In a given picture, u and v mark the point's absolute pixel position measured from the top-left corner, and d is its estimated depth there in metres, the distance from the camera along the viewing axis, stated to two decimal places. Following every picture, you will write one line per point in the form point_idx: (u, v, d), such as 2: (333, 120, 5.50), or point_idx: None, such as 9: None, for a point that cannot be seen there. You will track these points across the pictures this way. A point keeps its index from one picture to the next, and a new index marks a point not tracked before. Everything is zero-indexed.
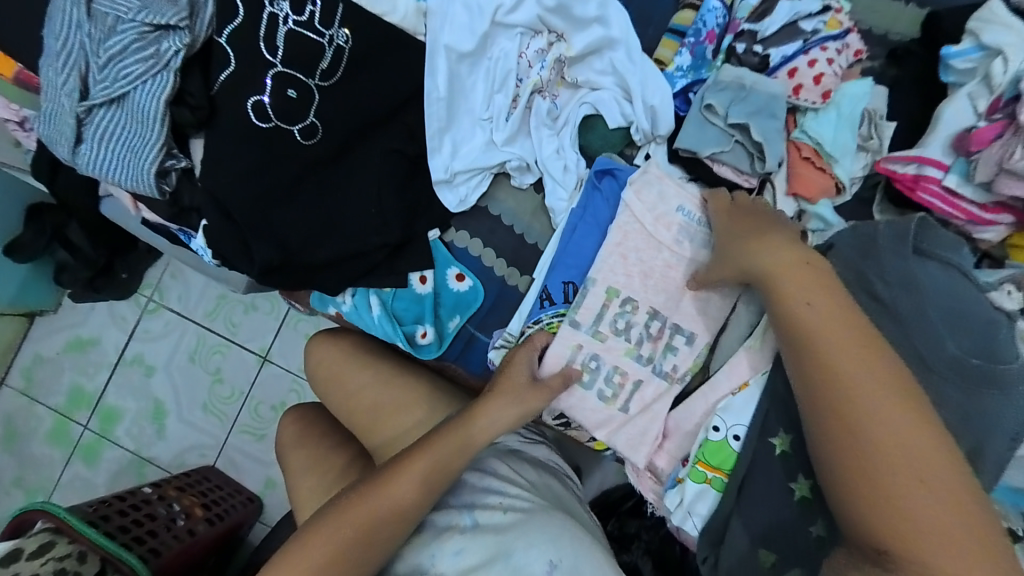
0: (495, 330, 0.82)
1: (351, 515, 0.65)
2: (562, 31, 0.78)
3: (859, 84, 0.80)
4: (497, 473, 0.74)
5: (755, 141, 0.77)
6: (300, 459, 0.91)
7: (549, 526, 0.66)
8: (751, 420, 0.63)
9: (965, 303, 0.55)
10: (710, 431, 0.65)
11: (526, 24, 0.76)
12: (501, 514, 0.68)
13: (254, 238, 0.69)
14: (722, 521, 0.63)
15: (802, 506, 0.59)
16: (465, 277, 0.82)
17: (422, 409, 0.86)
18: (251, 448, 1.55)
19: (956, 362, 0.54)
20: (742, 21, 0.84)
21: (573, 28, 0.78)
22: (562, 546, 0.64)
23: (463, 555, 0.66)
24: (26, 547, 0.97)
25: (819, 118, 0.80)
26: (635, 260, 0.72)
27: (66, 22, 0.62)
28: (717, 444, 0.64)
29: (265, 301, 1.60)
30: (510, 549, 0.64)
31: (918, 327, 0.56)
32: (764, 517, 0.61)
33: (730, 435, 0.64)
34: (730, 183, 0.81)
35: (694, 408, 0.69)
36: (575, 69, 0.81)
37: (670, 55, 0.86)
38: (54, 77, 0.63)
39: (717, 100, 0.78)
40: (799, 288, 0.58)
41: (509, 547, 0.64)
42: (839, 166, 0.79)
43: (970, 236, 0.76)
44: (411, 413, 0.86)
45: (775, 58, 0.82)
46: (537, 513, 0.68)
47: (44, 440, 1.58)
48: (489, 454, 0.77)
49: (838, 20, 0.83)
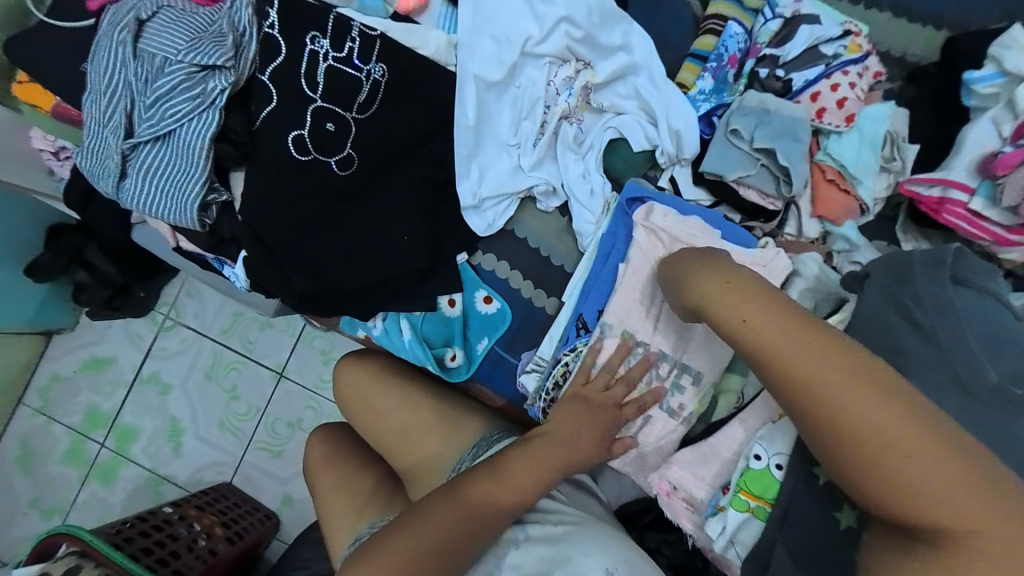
0: (523, 351, 0.83)
1: (420, 534, 0.63)
2: (588, 59, 0.79)
3: (879, 107, 0.81)
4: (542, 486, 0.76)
5: (781, 164, 0.78)
6: (328, 480, 0.91)
7: (602, 535, 0.68)
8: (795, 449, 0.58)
9: (1004, 329, 0.52)
10: (751, 460, 0.60)
11: (554, 54, 0.77)
12: (552, 525, 0.69)
13: (291, 269, 0.70)
14: (767, 548, 0.58)
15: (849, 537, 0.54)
16: (492, 299, 0.83)
17: (449, 431, 0.86)
18: (268, 465, 1.55)
19: (1000, 390, 0.51)
20: (762, 46, 0.86)
21: (599, 56, 0.79)
22: (617, 552, 0.65)
23: (518, 566, 0.66)
24: (54, 570, 0.97)
25: (842, 139, 0.81)
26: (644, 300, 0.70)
27: (110, 61, 0.64)
28: (759, 471, 0.60)
29: (280, 318, 1.61)
30: (567, 557, 0.65)
31: (956, 352, 0.53)
32: (814, 548, 0.54)
33: (771, 463, 0.60)
34: (756, 205, 0.82)
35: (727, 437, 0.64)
36: (600, 95, 0.82)
37: (692, 78, 0.88)
38: (100, 115, 0.64)
39: (742, 124, 0.79)
40: (753, 323, 0.52)
41: (567, 558, 0.65)
42: (863, 188, 0.80)
43: (994, 255, 0.77)
44: (439, 435, 0.86)
45: (797, 81, 0.83)
46: (588, 524, 0.70)
47: (60, 460, 1.58)
48: None
49: (858, 43, 0.84)
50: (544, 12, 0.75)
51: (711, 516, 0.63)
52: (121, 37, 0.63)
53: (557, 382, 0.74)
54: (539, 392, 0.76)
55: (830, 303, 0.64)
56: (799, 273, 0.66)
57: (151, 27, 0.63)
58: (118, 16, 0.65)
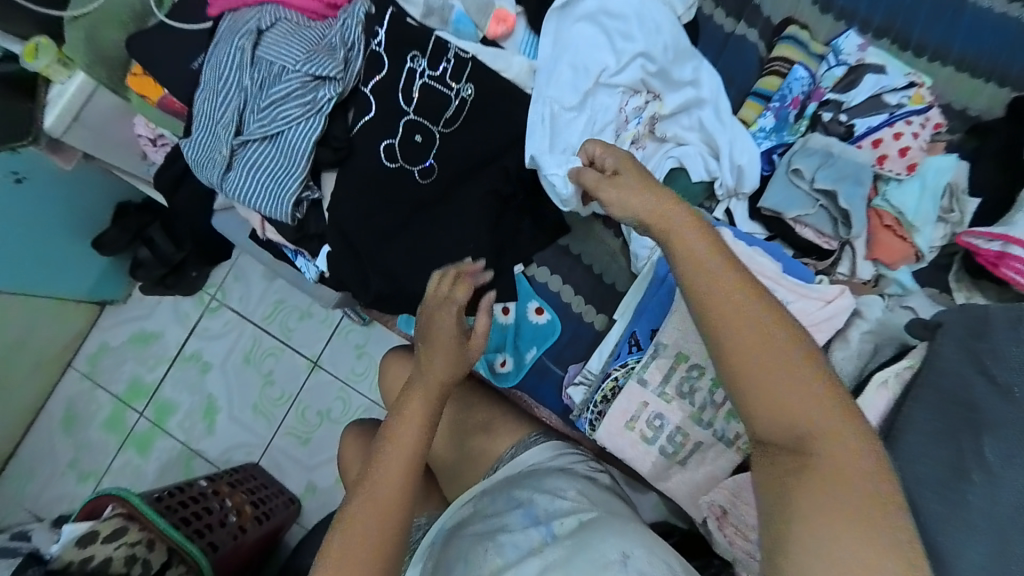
0: (570, 364, 0.86)
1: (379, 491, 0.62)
2: (658, 91, 0.83)
3: (944, 159, 0.83)
4: (565, 492, 0.80)
5: (841, 207, 0.81)
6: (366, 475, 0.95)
7: (621, 529, 0.70)
8: None
9: None
10: None
11: (628, 84, 0.81)
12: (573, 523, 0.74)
13: (369, 268, 0.74)
14: None
15: None
16: (543, 311, 0.86)
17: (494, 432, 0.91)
18: (295, 451, 1.60)
19: None
20: (826, 90, 0.90)
21: (668, 88, 0.83)
22: (636, 544, 0.68)
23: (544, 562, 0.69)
24: (102, 529, 1.02)
25: (902, 187, 0.83)
26: (705, 327, 0.70)
27: (229, 65, 0.70)
28: None
29: (319, 309, 1.67)
30: (586, 544, 0.68)
31: None
32: None
33: None
34: (811, 243, 0.84)
35: None
36: (664, 125, 0.85)
37: (753, 115, 0.91)
38: (215, 111, 0.71)
39: (804, 164, 0.82)
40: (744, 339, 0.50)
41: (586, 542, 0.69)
42: (920, 236, 0.82)
43: None
44: (482, 434, 0.91)
45: (860, 128, 0.86)
46: (607, 520, 0.73)
47: (100, 426, 1.65)
48: (558, 475, 0.83)
49: (921, 94, 0.87)
50: (620, 47, 0.80)
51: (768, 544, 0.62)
52: (241, 44, 0.70)
53: (604, 396, 0.76)
54: (587, 404, 0.77)
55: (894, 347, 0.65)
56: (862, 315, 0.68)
57: (270, 37, 0.69)
58: (239, 24, 0.71)
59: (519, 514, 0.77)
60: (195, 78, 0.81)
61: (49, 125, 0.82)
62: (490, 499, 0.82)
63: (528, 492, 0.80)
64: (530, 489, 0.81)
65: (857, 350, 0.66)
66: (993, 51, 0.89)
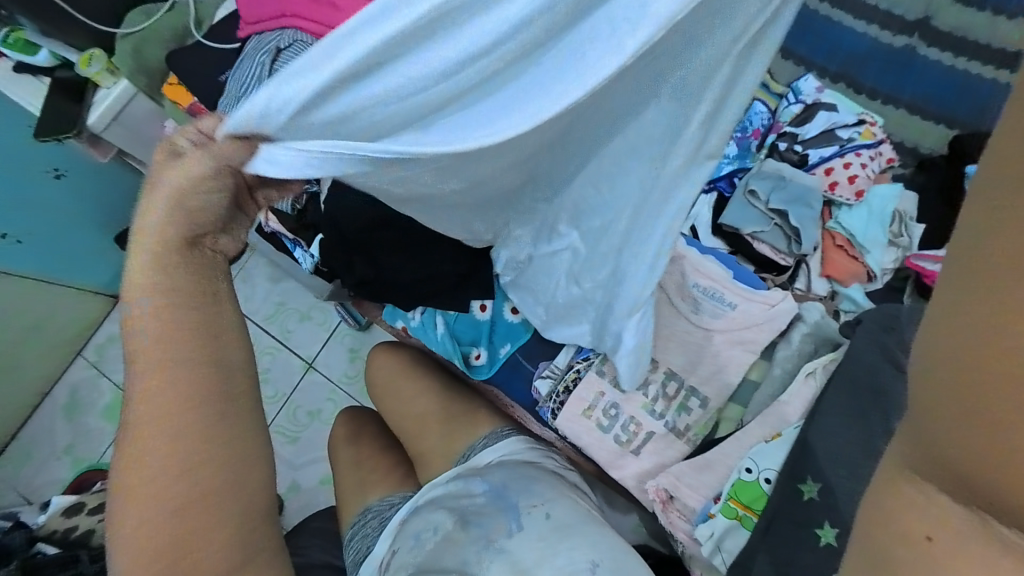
0: (540, 361, 0.92)
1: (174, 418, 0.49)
2: None
3: (888, 188, 0.92)
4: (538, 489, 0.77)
5: (792, 225, 0.88)
6: (349, 455, 1.02)
7: (591, 533, 0.70)
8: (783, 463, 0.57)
9: None
10: (741, 472, 0.59)
11: None
12: (545, 517, 0.72)
13: (356, 256, 0.82)
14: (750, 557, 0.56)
15: (830, 555, 0.51)
16: (519, 311, 0.94)
17: (469, 421, 0.96)
18: (283, 449, 1.64)
19: None
20: (784, 125, 1.00)
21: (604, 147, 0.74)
22: (603, 550, 0.67)
23: (505, 549, 0.69)
24: (89, 502, 1.06)
25: (852, 211, 0.91)
26: (660, 324, 0.76)
27: (251, 77, 0.81)
28: (749, 483, 0.59)
29: (318, 312, 1.75)
30: (554, 551, 0.67)
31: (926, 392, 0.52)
32: (795, 563, 0.52)
33: (762, 477, 0.58)
34: (768, 258, 0.90)
35: None
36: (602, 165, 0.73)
37: (718, 144, 1.01)
38: (234, 116, 0.82)
39: (759, 186, 0.90)
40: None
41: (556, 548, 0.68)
42: (869, 257, 0.89)
43: None
44: (457, 424, 0.96)
45: (813, 157, 0.95)
46: (580, 525, 0.71)
47: (101, 413, 1.71)
48: (528, 471, 0.82)
49: (871, 131, 0.97)
50: None
51: (702, 522, 0.62)
52: (263, 60, 0.81)
53: (566, 386, 0.80)
54: (551, 394, 0.82)
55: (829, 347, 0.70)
56: (801, 318, 0.73)
57: (286, 55, 0.80)
58: (264, 45, 0.83)
59: (488, 497, 0.77)
60: (221, 88, 0.92)
61: (93, 123, 0.93)
62: (462, 481, 0.81)
63: (504, 479, 0.79)
64: (507, 474, 0.81)
65: (798, 350, 0.71)
66: (935, 98, 1.07)
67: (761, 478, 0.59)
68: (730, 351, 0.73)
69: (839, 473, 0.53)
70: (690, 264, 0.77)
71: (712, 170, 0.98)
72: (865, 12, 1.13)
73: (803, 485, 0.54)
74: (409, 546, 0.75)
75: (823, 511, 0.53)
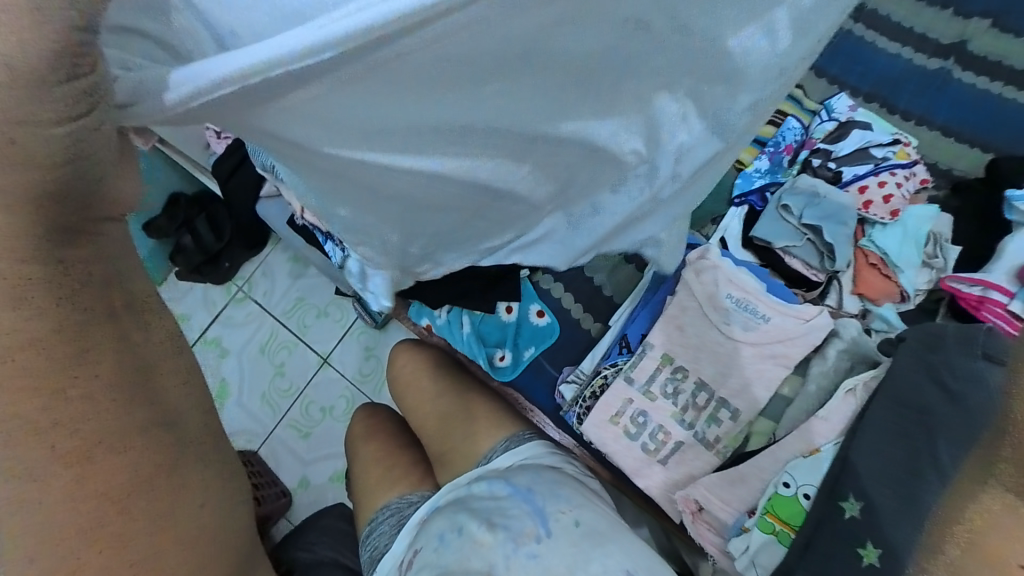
0: (564, 366, 0.91)
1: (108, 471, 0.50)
2: None
3: (924, 208, 0.91)
4: (563, 492, 0.77)
5: (826, 242, 0.87)
6: (366, 453, 1.02)
7: (622, 541, 0.71)
8: (823, 480, 0.56)
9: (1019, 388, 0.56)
10: (779, 486, 0.59)
11: None
12: (574, 525, 0.72)
13: None
14: None
15: None
16: (544, 314, 0.94)
17: (489, 422, 0.96)
18: (294, 444, 1.64)
19: None
20: (817, 142, 1.00)
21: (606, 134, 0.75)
22: (636, 558, 0.69)
23: (534, 554, 0.69)
24: None
25: (886, 230, 0.90)
26: (691, 334, 0.75)
27: None
28: (787, 498, 0.59)
29: (335, 309, 1.76)
30: (587, 558, 0.68)
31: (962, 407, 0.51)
32: None
33: (801, 493, 0.58)
34: (800, 274, 0.90)
35: None
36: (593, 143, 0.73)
37: (750, 158, 1.01)
38: None
39: (793, 201, 0.90)
40: None
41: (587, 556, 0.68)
42: (903, 276, 0.88)
43: None
44: (477, 424, 0.96)
45: (847, 174, 0.95)
46: (609, 534, 0.71)
47: None
48: (551, 474, 0.82)
49: (906, 151, 0.97)
50: None
51: (735, 536, 0.62)
52: None
53: (593, 392, 0.80)
54: (577, 399, 0.82)
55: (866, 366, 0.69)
56: (837, 333, 0.71)
57: None
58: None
59: (514, 500, 0.76)
60: None
61: None
62: (486, 483, 0.81)
63: (530, 482, 0.79)
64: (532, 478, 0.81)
65: (833, 366, 0.69)
66: (971, 122, 1.06)
67: (801, 494, 0.59)
68: (763, 364, 0.72)
69: (884, 491, 0.52)
70: (724, 275, 0.76)
71: (743, 184, 0.99)
72: (897, 34, 1.14)
73: (845, 503, 0.54)
74: (432, 546, 0.74)
75: (866, 532, 0.51)
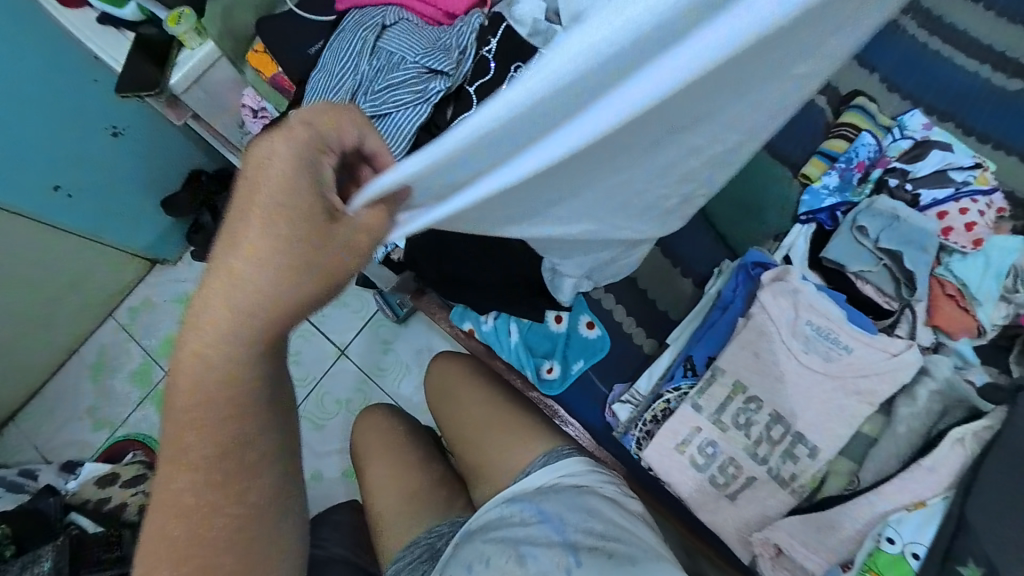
0: (616, 383, 0.87)
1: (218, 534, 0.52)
2: None
3: (1014, 239, 0.85)
4: (596, 514, 0.76)
5: (905, 268, 0.82)
6: (387, 471, 0.94)
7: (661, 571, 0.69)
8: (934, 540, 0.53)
9: None
10: (882, 542, 0.56)
11: None
12: (608, 556, 0.71)
13: (443, 253, 0.77)
14: None
15: None
16: (595, 326, 0.90)
17: (525, 437, 0.90)
18: (307, 436, 1.60)
19: None
20: (891, 161, 0.95)
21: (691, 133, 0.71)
22: None
23: None
24: (122, 474, 1.02)
25: (966, 260, 0.85)
26: (768, 363, 0.70)
27: (351, 53, 0.76)
28: (891, 557, 0.55)
29: (355, 299, 1.70)
30: None
31: None
32: None
33: (907, 552, 0.55)
34: (872, 300, 0.85)
35: (841, 517, 0.61)
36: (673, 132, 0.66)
37: (817, 173, 0.96)
38: (331, 91, 0.77)
39: (869, 222, 0.84)
40: None
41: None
42: (982, 310, 0.83)
43: None
44: (513, 440, 0.90)
45: (925, 198, 0.89)
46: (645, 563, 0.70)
47: (127, 377, 1.68)
48: (583, 494, 0.79)
49: (986, 177, 0.91)
50: None
51: None
52: (366, 35, 0.76)
53: (653, 416, 0.76)
54: (635, 422, 0.77)
55: (964, 410, 0.63)
56: (929, 372, 0.67)
57: (392, 32, 0.75)
58: (367, 18, 0.78)
59: (541, 527, 0.74)
60: (311, 61, 0.88)
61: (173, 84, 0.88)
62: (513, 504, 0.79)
63: (558, 506, 0.76)
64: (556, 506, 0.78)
65: (924, 407, 0.65)
66: None
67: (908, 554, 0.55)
68: (845, 399, 0.67)
69: None
70: (803, 299, 0.71)
71: (811, 201, 0.94)
72: (977, 51, 1.08)
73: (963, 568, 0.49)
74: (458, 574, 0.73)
75: None
